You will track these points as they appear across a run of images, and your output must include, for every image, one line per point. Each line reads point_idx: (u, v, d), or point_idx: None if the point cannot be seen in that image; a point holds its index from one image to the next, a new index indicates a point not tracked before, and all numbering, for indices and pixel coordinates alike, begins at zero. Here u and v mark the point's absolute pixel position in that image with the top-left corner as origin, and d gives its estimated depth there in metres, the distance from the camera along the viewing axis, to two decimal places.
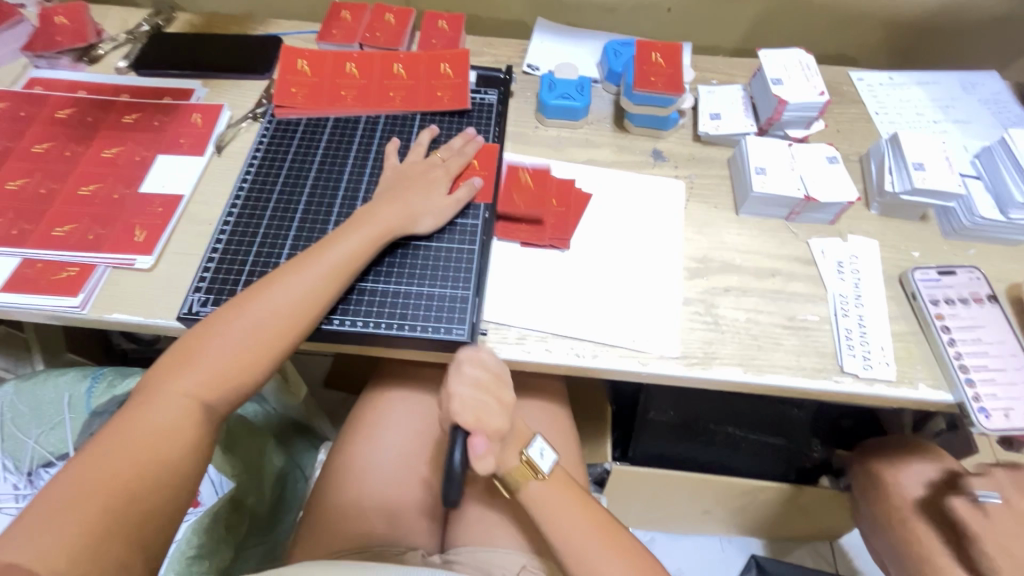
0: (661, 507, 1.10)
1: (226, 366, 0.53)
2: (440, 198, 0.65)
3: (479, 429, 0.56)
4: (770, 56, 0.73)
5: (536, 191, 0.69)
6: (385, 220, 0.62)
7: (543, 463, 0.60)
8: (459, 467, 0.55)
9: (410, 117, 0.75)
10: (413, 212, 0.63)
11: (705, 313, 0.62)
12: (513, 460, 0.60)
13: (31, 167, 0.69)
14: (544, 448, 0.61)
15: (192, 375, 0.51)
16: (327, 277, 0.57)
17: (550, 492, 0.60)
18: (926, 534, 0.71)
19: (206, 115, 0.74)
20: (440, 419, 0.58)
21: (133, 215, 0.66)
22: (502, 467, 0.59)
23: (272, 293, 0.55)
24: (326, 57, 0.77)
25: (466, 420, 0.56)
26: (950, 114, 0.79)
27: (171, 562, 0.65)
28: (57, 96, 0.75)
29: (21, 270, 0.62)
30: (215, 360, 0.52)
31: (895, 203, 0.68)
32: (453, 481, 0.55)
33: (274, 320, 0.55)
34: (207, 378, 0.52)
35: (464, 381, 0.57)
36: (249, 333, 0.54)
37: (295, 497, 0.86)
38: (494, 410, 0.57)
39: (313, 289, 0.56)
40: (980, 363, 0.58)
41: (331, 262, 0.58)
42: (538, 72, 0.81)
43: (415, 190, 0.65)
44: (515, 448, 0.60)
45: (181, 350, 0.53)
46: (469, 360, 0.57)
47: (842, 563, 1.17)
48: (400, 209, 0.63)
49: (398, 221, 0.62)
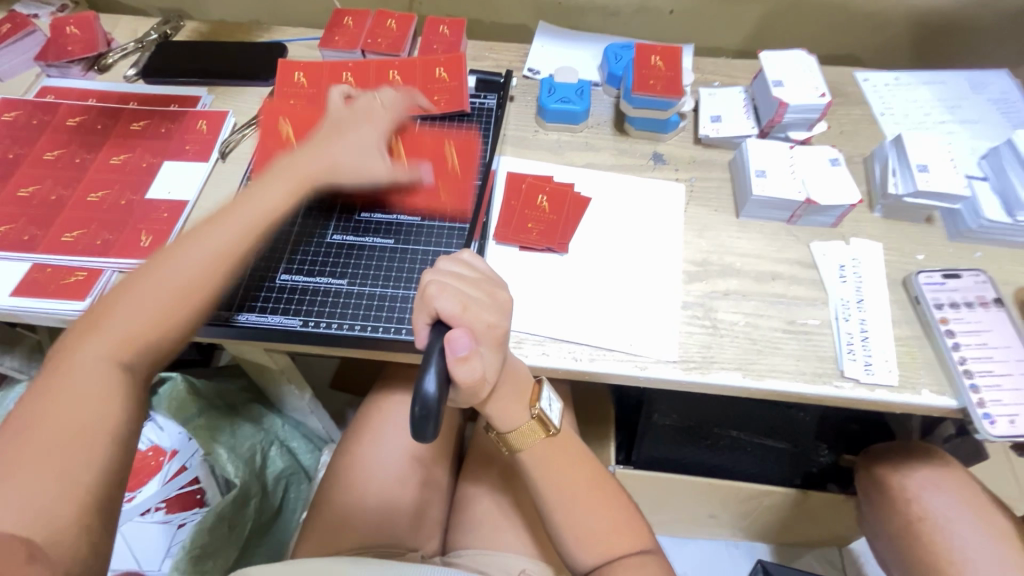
0: (666, 511, 1.09)
1: (138, 324, 0.48)
2: (370, 133, 0.66)
3: (465, 321, 0.45)
4: (770, 58, 0.72)
5: (553, 221, 0.67)
6: (305, 164, 0.62)
7: (553, 417, 0.58)
8: (435, 360, 0.42)
9: (409, 122, 0.76)
10: (341, 159, 0.63)
11: (703, 316, 0.62)
12: (523, 416, 0.56)
13: (42, 174, 0.70)
14: (551, 398, 0.59)
15: (100, 341, 0.47)
16: (238, 237, 0.55)
17: (557, 456, 0.59)
18: (942, 541, 0.68)
19: (211, 122, 0.76)
20: (418, 329, 0.46)
21: (139, 221, 0.67)
22: (508, 422, 0.56)
23: (184, 255, 0.52)
24: (322, 66, 0.78)
25: (449, 310, 0.45)
26: (957, 114, 0.78)
27: (177, 561, 0.66)
28: (67, 104, 0.77)
29: (31, 274, 0.63)
30: (117, 328, 0.48)
31: (898, 205, 0.67)
32: (429, 408, 0.40)
33: (177, 281, 0.51)
34: (115, 346, 0.47)
35: (442, 290, 0.46)
36: (161, 289, 0.50)
37: (296, 500, 0.86)
38: (485, 305, 0.47)
39: (220, 247, 0.54)
40: (985, 368, 0.57)
41: (246, 222, 0.56)
42: (538, 76, 0.81)
43: (348, 126, 0.66)
44: (524, 403, 0.56)
45: (89, 318, 0.48)
46: (447, 277, 0.47)
47: (851, 568, 1.15)
48: (327, 155, 0.63)
49: (326, 164, 0.62)
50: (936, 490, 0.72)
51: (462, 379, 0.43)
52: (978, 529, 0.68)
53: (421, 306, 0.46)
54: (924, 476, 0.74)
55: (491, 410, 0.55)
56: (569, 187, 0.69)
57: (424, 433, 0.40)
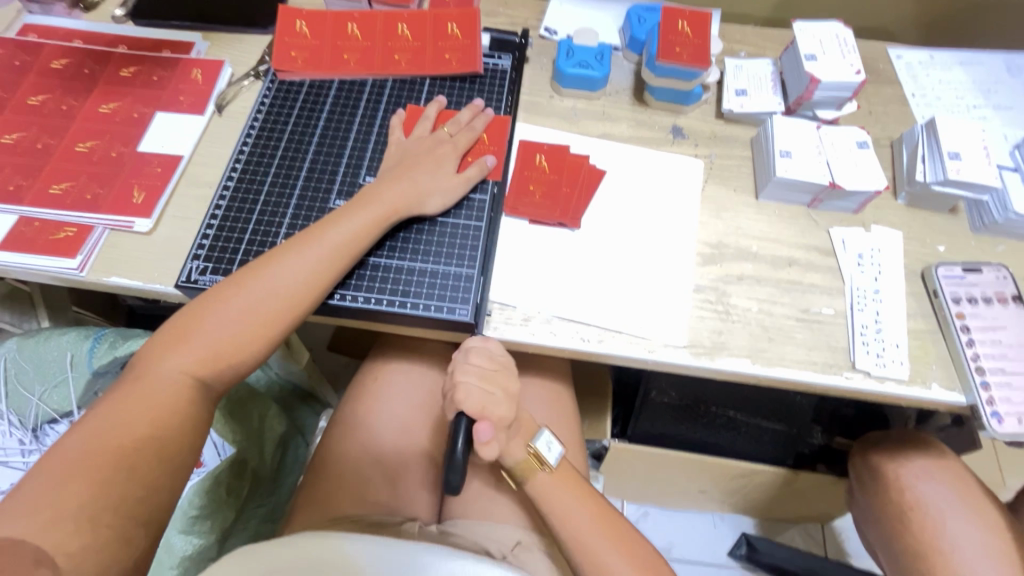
0: (656, 483, 1.10)
1: (224, 341, 0.52)
2: (448, 175, 0.63)
3: (485, 415, 0.56)
4: (805, 29, 0.68)
5: (565, 194, 0.64)
6: (392, 200, 0.60)
7: (550, 455, 0.60)
8: (461, 436, 0.55)
9: (419, 82, 0.72)
10: (422, 190, 0.61)
11: (716, 301, 0.60)
12: (521, 452, 0.60)
13: (26, 120, 0.66)
14: (544, 433, 0.62)
15: (190, 349, 0.51)
16: (329, 257, 0.56)
17: (555, 478, 0.59)
18: (932, 530, 0.69)
19: (207, 71, 0.71)
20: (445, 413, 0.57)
21: (131, 175, 0.64)
22: (510, 457, 0.59)
23: (271, 272, 0.55)
24: (325, 17, 0.73)
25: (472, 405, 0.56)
26: (991, 99, 0.74)
27: (174, 521, 0.65)
28: (52, 45, 0.71)
29: (18, 228, 0.60)
30: (211, 338, 0.52)
31: (924, 193, 0.65)
32: (454, 468, 0.54)
33: (274, 299, 0.54)
34: (198, 359, 0.51)
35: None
36: (246, 310, 0.53)
37: (294, 464, 0.87)
38: (499, 401, 0.57)
39: (315, 269, 0.55)
40: (998, 366, 0.56)
41: (333, 240, 0.57)
42: (556, 37, 0.76)
43: (423, 162, 0.63)
44: (522, 440, 0.60)
45: (179, 324, 0.52)
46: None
47: (832, 543, 1.19)
48: (409, 188, 0.61)
49: (408, 202, 0.60)
50: (928, 480, 0.73)
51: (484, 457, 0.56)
52: (966, 519, 0.69)
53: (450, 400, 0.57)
54: (917, 468, 0.74)
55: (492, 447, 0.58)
56: (583, 159, 0.66)
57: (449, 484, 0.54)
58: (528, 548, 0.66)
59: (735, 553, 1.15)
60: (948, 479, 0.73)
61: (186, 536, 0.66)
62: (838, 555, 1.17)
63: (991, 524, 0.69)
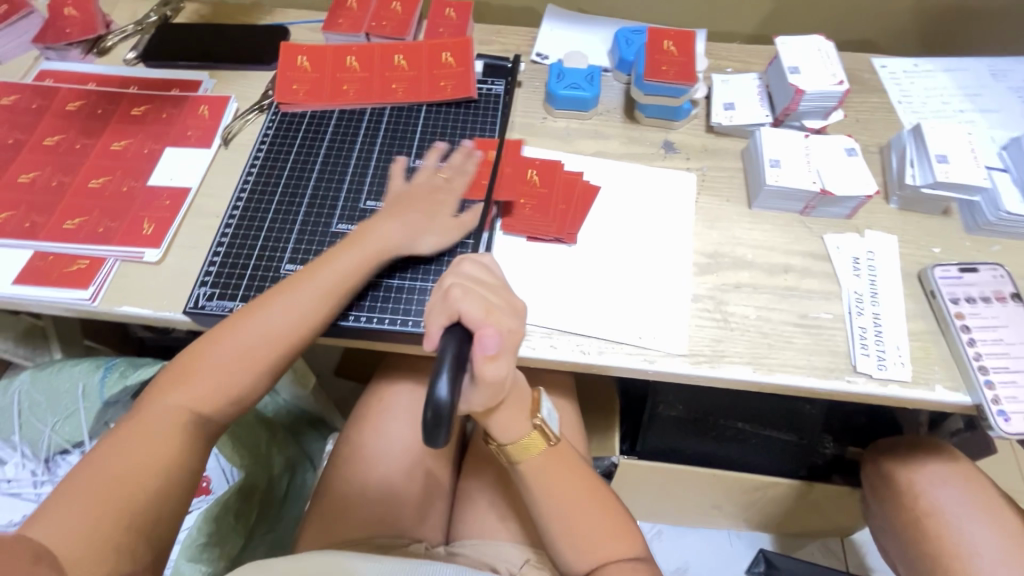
0: (668, 500, 1.08)
1: (222, 379, 0.54)
2: (443, 220, 0.63)
3: (490, 323, 0.45)
4: (787, 43, 0.71)
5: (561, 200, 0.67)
6: (382, 241, 0.60)
7: (553, 427, 0.59)
8: (450, 365, 0.41)
9: (415, 108, 0.74)
10: (414, 233, 0.62)
11: (714, 310, 0.61)
12: (524, 426, 0.57)
13: (41, 160, 0.69)
14: (550, 408, 0.60)
15: (196, 376, 0.53)
16: (319, 298, 0.57)
17: (557, 473, 0.59)
18: (949, 536, 0.68)
19: (213, 107, 0.74)
20: (432, 330, 0.45)
21: (141, 208, 0.66)
22: (509, 434, 0.57)
23: (264, 314, 0.56)
24: (326, 51, 0.76)
25: (472, 313, 0.45)
26: (977, 103, 0.76)
27: (183, 549, 0.65)
28: (67, 88, 0.75)
29: (34, 262, 0.63)
30: (208, 379, 0.53)
31: (915, 196, 0.66)
32: (444, 413, 0.38)
33: (267, 339, 0.55)
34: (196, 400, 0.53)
35: (465, 293, 0.46)
36: (242, 350, 0.54)
37: (302, 489, 0.87)
38: (504, 311, 0.47)
39: (305, 311, 0.56)
40: (1001, 364, 0.56)
41: (322, 282, 0.57)
42: (547, 61, 0.79)
43: (419, 207, 0.63)
44: (526, 413, 0.58)
45: (179, 366, 0.54)
46: (467, 282, 0.48)
47: (853, 559, 1.15)
48: (401, 228, 0.62)
49: (398, 242, 0.61)
50: (944, 485, 0.72)
51: (486, 376, 0.45)
52: (985, 525, 0.68)
53: (442, 307, 0.46)
54: (931, 476, 0.73)
55: (492, 421, 0.56)
56: (576, 172, 0.69)
57: (436, 437, 0.39)
58: (537, 567, 0.65)
59: (752, 570, 1.11)
60: (963, 483, 0.71)
61: (194, 565, 0.66)
62: (861, 571, 1.14)
63: (1011, 530, 0.67)
